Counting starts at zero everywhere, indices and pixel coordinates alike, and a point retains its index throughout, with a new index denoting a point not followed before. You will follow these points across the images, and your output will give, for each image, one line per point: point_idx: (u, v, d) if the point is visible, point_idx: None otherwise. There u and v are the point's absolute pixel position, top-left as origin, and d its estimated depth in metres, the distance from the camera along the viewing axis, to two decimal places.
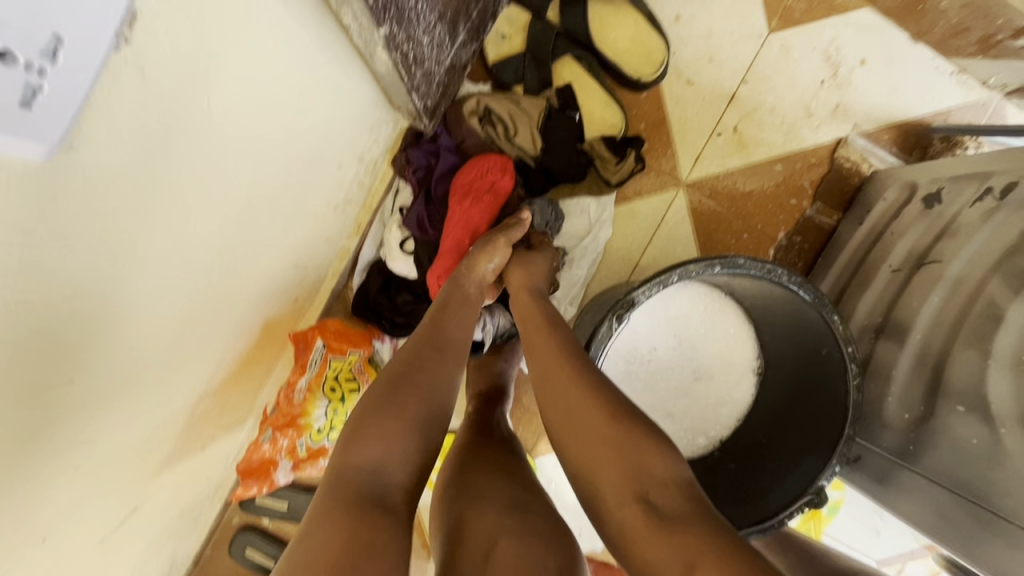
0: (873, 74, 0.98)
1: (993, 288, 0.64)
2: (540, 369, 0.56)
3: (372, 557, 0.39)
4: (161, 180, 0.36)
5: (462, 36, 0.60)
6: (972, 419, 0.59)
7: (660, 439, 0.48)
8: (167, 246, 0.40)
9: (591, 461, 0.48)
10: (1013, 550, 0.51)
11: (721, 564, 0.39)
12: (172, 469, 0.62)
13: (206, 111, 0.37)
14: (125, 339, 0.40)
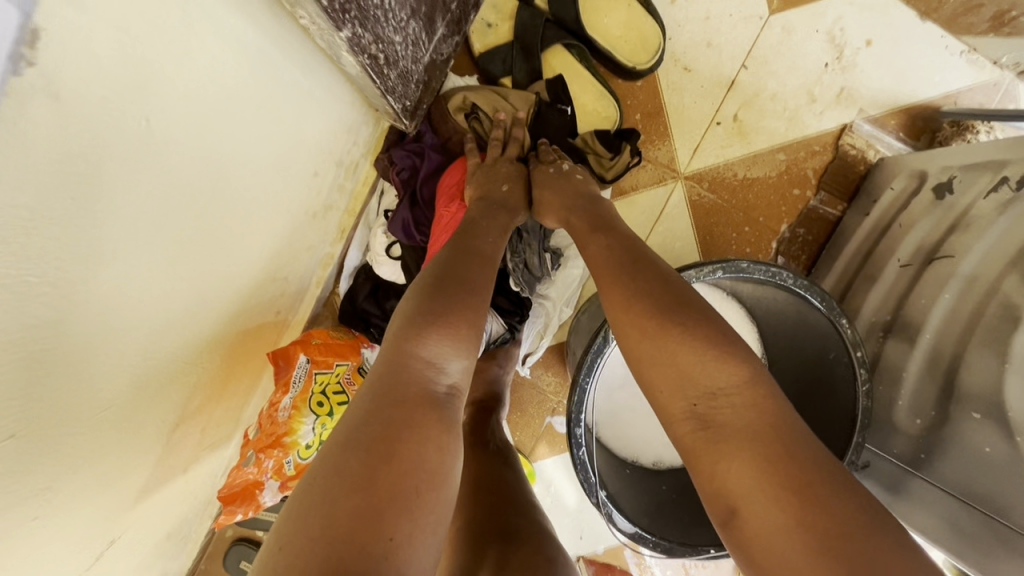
0: (879, 55, 0.94)
1: (1009, 287, 0.61)
2: (606, 279, 0.54)
3: (404, 474, 0.37)
4: (101, 209, 0.33)
5: (439, 30, 0.55)
6: (986, 427, 0.56)
7: (740, 356, 0.45)
8: (117, 278, 0.37)
9: (656, 371, 0.46)
10: None
11: (809, 488, 0.37)
12: (152, 495, 0.60)
13: (147, 134, 0.34)
14: (77, 381, 0.37)
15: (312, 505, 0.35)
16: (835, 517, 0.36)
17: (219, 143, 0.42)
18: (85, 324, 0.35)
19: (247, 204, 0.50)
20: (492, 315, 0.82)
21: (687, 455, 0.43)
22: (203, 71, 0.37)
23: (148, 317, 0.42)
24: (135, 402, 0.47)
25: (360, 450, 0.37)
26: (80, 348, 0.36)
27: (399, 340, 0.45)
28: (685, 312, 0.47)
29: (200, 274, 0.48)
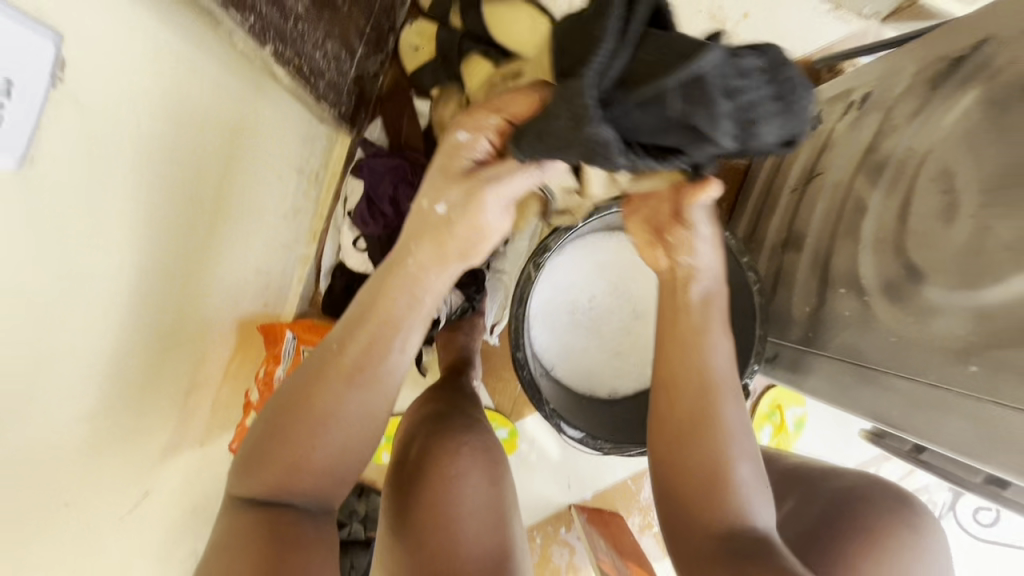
0: (757, 24, 1.08)
1: (859, 186, 0.73)
2: (667, 388, 0.60)
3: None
4: (113, 192, 0.46)
5: (360, 50, 0.71)
6: (849, 296, 0.68)
7: (763, 540, 0.53)
8: (122, 246, 0.50)
9: (691, 460, 0.57)
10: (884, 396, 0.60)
11: None
12: (176, 458, 0.72)
13: (137, 134, 0.47)
14: (99, 326, 0.50)
15: (240, 473, 0.53)
16: None
17: (197, 150, 0.56)
18: (104, 278, 0.49)
19: (225, 203, 0.64)
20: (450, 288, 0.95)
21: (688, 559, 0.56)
22: (181, 95, 0.51)
23: (150, 284, 0.56)
24: (150, 360, 0.60)
25: (259, 455, 0.53)
26: (101, 298, 0.49)
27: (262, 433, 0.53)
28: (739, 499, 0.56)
29: (189, 255, 0.61)
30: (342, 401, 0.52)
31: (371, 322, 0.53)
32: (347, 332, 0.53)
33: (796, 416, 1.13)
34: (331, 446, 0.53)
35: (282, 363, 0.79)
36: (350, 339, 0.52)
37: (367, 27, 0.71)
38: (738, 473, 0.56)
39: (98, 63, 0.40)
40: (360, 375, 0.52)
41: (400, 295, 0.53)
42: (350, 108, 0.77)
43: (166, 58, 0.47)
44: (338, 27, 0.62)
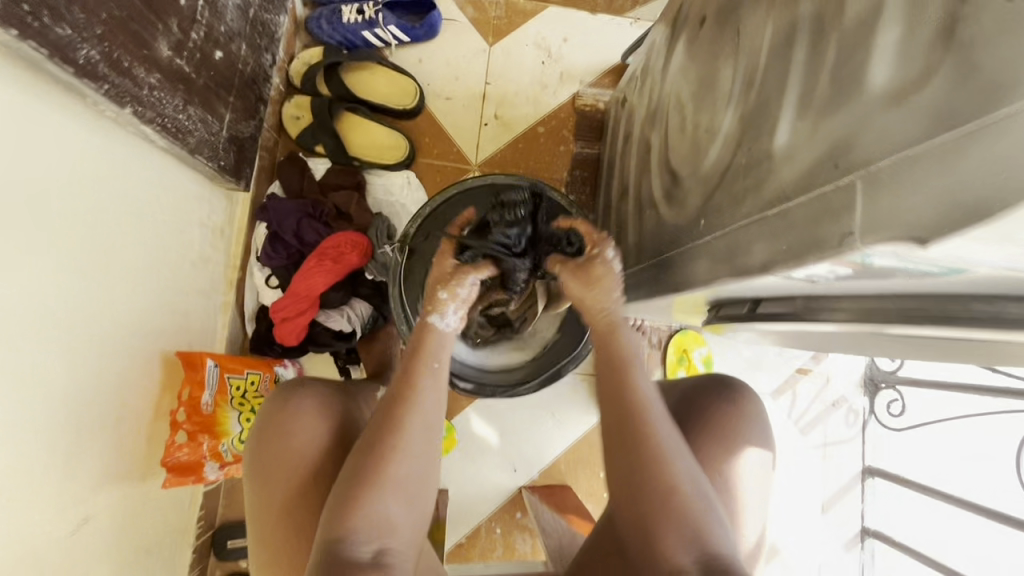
0: (576, 44, 1.30)
1: (646, 132, 0.90)
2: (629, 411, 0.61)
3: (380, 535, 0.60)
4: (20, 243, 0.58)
5: (227, 114, 0.88)
6: (651, 214, 0.82)
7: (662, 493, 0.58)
8: (35, 291, 0.61)
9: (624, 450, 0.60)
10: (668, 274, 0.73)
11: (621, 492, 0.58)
12: (112, 488, 0.79)
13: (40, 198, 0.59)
14: (25, 356, 0.60)
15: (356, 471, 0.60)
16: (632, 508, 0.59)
17: (90, 200, 0.68)
18: (25, 309, 0.59)
19: (123, 250, 0.77)
20: (359, 302, 1.07)
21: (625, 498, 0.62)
22: (72, 155, 0.63)
23: (63, 317, 0.66)
24: (71, 386, 0.69)
25: (349, 490, 0.58)
26: (26, 325, 0.60)
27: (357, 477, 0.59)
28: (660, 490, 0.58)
29: (96, 297, 0.72)
30: (401, 455, 0.61)
31: (408, 377, 0.66)
32: (376, 425, 0.63)
33: (702, 356, 1.25)
34: (396, 493, 0.59)
35: (207, 388, 0.89)
36: (399, 397, 0.65)
37: (232, 97, 0.89)
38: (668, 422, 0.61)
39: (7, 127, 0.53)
40: (382, 466, 0.60)
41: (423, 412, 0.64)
42: (231, 164, 0.93)
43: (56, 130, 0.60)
44: (198, 96, 0.79)
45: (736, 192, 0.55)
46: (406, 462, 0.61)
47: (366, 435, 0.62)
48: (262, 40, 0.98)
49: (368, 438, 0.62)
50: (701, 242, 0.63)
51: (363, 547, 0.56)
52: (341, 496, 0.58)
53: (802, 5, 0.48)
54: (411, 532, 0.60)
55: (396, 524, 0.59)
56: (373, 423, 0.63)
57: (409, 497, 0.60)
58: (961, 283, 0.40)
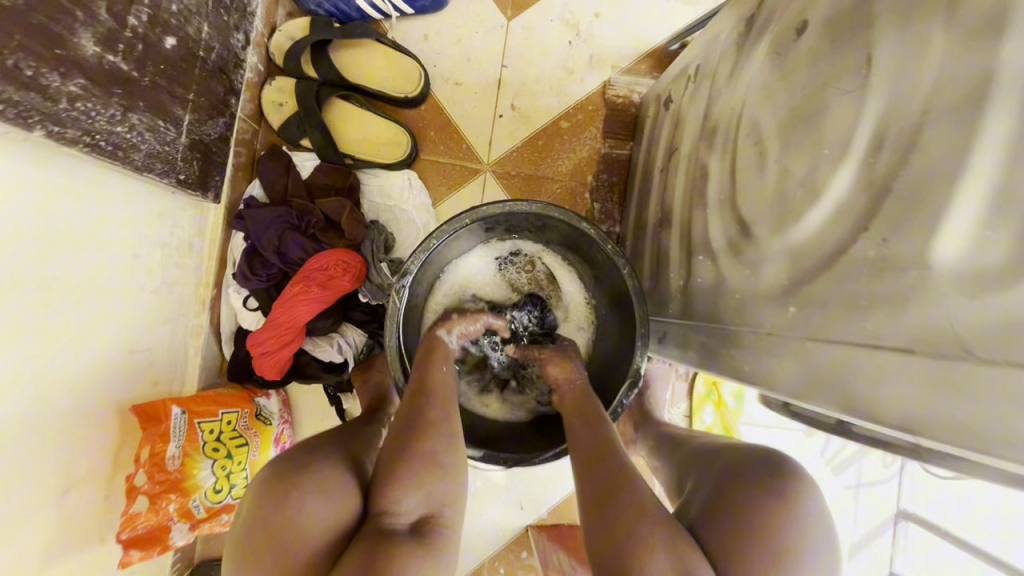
0: (610, 20, 1.10)
1: (701, 153, 0.74)
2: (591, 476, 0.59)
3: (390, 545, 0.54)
4: None
5: (187, 116, 0.71)
6: (705, 262, 0.67)
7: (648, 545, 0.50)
8: None
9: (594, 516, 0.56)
10: (728, 350, 0.59)
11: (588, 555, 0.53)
12: (64, 564, 0.69)
13: None
14: None
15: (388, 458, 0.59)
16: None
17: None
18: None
19: (57, 294, 0.62)
20: (350, 330, 0.94)
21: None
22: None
23: None
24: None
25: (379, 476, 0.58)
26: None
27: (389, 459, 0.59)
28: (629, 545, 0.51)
29: (24, 357, 0.59)
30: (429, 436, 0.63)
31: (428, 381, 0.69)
32: (405, 413, 0.65)
33: (733, 389, 1.12)
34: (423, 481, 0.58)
35: (173, 440, 0.76)
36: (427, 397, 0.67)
37: (193, 94, 0.72)
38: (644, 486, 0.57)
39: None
40: (409, 462, 0.59)
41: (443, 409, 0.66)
42: (195, 173, 0.77)
43: None
44: (144, 100, 0.62)
45: (856, 293, 0.41)
46: (432, 449, 0.61)
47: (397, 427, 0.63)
48: (231, 16, 0.79)
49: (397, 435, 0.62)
50: (789, 337, 0.48)
51: (403, 518, 0.55)
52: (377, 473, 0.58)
53: (1009, 52, 0.32)
54: (443, 528, 0.57)
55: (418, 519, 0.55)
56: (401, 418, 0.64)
57: (434, 497, 0.58)
58: None
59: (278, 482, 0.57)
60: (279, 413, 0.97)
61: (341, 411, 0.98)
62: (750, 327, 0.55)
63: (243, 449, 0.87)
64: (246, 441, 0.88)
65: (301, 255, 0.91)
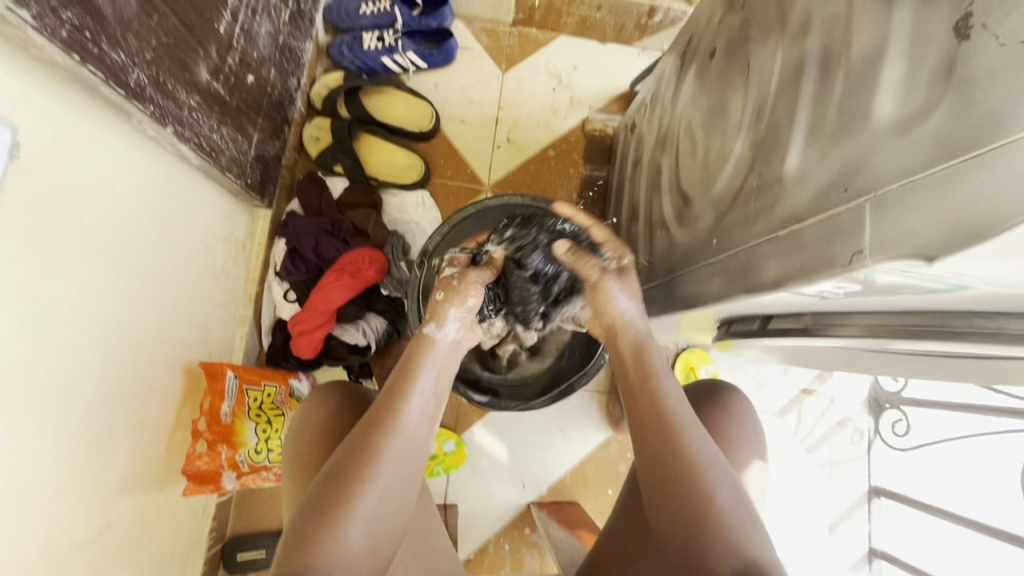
0: (586, 71, 1.35)
1: (657, 156, 0.94)
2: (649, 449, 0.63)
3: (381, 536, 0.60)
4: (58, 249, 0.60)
5: (255, 134, 0.92)
6: (661, 234, 0.85)
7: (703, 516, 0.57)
8: (68, 295, 0.63)
9: (653, 477, 0.62)
10: (677, 291, 0.76)
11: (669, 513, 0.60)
12: (131, 497, 0.81)
13: (76, 209, 0.62)
14: (57, 361, 0.63)
15: (344, 460, 0.60)
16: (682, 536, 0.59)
17: (122, 214, 0.71)
18: (58, 315, 0.62)
19: (152, 263, 0.80)
20: (373, 318, 1.10)
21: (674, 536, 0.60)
22: (106, 169, 0.67)
23: (92, 324, 0.68)
24: (98, 392, 0.71)
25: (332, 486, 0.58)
26: (57, 331, 0.62)
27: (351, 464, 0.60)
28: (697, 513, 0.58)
29: (127, 305, 0.75)
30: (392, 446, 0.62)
31: (395, 403, 0.65)
32: (371, 415, 0.64)
33: (709, 374, 1.26)
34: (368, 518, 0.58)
35: (227, 399, 0.91)
36: (382, 424, 0.63)
37: (260, 119, 0.94)
38: (687, 451, 0.60)
39: (50, 140, 0.56)
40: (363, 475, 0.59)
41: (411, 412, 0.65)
42: (255, 181, 0.97)
43: (98, 144, 0.64)
44: (230, 117, 0.83)
45: (749, 212, 0.59)
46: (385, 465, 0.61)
47: (340, 457, 0.61)
48: (289, 65, 1.03)
49: (337, 475, 0.59)
50: (714, 260, 0.65)
51: (351, 548, 0.56)
52: (302, 523, 0.56)
53: (810, 43, 0.52)
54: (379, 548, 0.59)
55: (360, 555, 0.57)
56: (347, 448, 0.61)
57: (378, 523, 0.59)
58: (942, 302, 0.44)
59: (299, 437, 0.74)
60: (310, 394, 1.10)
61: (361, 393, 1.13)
62: (691, 265, 0.72)
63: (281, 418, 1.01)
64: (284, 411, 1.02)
65: (334, 253, 1.09)
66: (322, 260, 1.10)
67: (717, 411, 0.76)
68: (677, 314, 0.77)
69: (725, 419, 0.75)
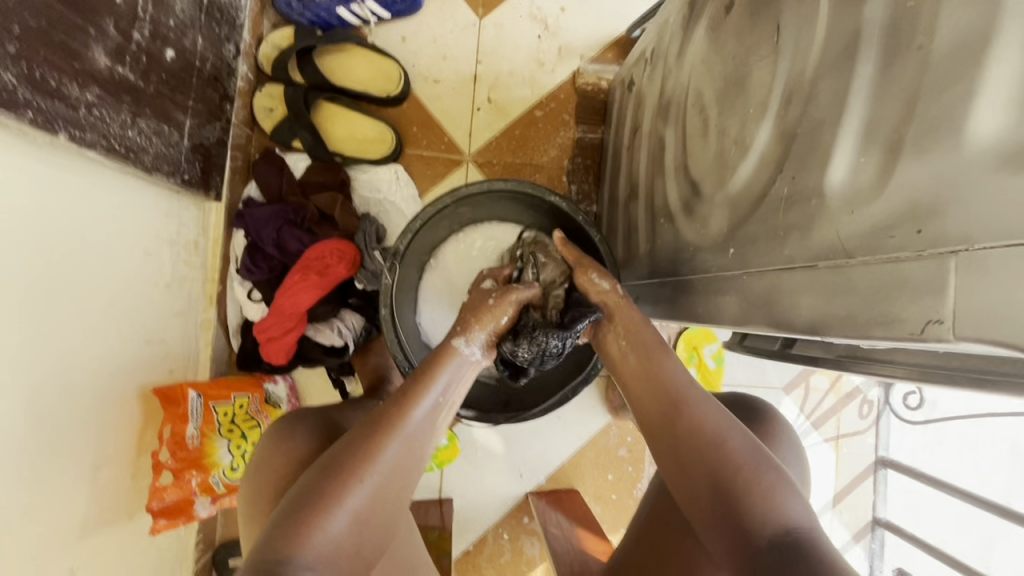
0: (574, 13, 1.17)
1: (659, 126, 0.81)
2: (665, 421, 0.62)
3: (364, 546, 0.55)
4: None
5: (187, 121, 0.79)
6: (666, 224, 0.74)
7: (739, 490, 0.54)
8: None
9: (687, 457, 0.59)
10: (685, 297, 0.67)
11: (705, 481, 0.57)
12: (98, 536, 0.75)
13: None
14: None
15: (335, 455, 0.56)
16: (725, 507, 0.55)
17: (31, 239, 0.60)
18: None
19: (83, 286, 0.69)
20: (348, 314, 1.00)
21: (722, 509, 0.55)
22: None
23: (14, 373, 0.59)
24: (37, 442, 0.63)
25: (322, 482, 0.53)
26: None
27: (346, 461, 0.55)
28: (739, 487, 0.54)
29: (57, 339, 0.65)
30: (391, 446, 0.57)
31: (405, 403, 0.60)
32: (374, 415, 0.60)
33: (712, 352, 1.19)
34: (357, 513, 0.54)
35: (191, 421, 0.84)
36: (388, 424, 0.58)
37: (192, 101, 0.79)
38: (730, 440, 0.57)
39: None
40: (354, 472, 0.54)
41: (420, 415, 0.61)
42: (196, 174, 0.84)
43: None
44: (149, 106, 0.70)
45: (776, 226, 0.48)
46: (384, 461, 0.56)
47: (339, 446, 0.57)
48: (221, 29, 0.86)
49: (335, 459, 0.55)
50: (730, 274, 0.55)
51: (326, 547, 0.51)
52: (293, 510, 0.52)
53: (870, 10, 0.39)
54: (357, 550, 0.54)
55: (342, 552, 0.53)
56: (349, 438, 0.58)
57: (364, 530, 0.55)
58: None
59: (277, 455, 0.65)
60: (287, 398, 1.03)
61: (344, 394, 1.05)
62: (702, 272, 0.61)
63: (256, 431, 0.94)
64: (259, 422, 0.95)
65: (298, 247, 0.98)
66: (284, 255, 0.98)
67: (757, 434, 0.67)
68: (684, 321, 0.68)
69: (763, 437, 0.67)
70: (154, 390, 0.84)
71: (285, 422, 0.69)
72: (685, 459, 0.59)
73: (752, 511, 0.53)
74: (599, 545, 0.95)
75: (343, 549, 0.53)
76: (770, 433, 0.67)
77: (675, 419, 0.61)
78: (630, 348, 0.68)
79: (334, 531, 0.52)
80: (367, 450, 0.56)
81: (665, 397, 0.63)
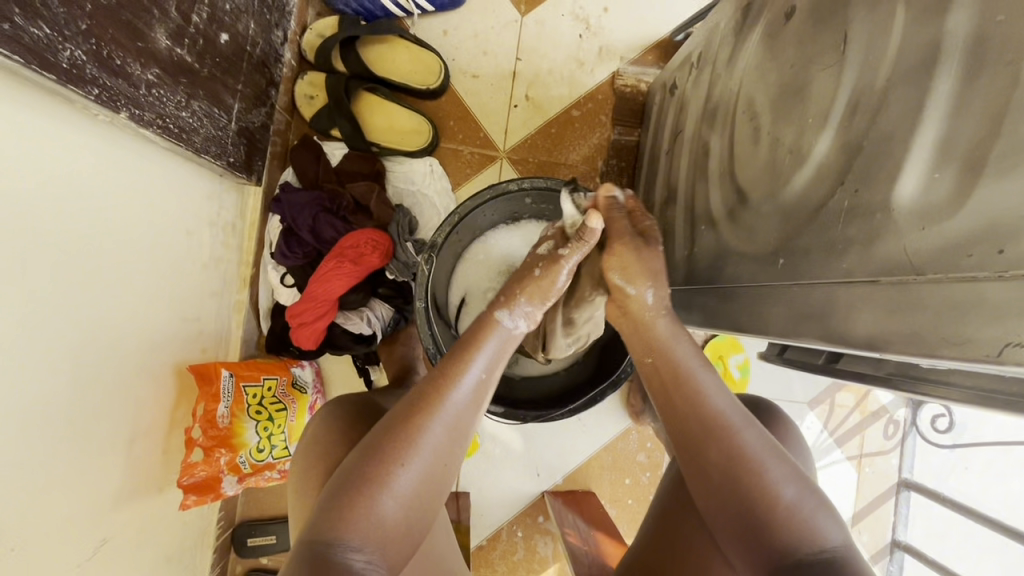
0: (617, 14, 1.16)
1: (704, 131, 0.80)
2: (692, 443, 0.58)
3: (410, 532, 0.55)
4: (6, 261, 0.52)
5: (236, 105, 0.80)
6: (707, 230, 0.74)
7: (782, 518, 0.51)
8: (27, 311, 0.55)
9: (719, 487, 0.55)
10: (725, 305, 0.66)
11: (739, 510, 0.54)
12: (129, 507, 0.76)
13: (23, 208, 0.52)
14: (21, 388, 0.56)
15: (377, 434, 0.55)
16: (763, 540, 0.52)
17: (86, 211, 0.61)
18: (11, 345, 0.54)
19: (129, 263, 0.70)
20: (378, 304, 1.01)
21: (756, 540, 0.52)
22: (55, 167, 0.56)
23: (62, 343, 0.61)
24: (81, 410, 0.65)
25: (366, 461, 0.53)
26: (10, 363, 0.54)
27: (385, 439, 0.55)
28: (783, 519, 0.51)
29: (103, 312, 0.67)
30: (431, 423, 0.56)
31: (446, 380, 0.59)
32: (417, 389, 0.59)
33: (738, 362, 1.18)
34: (405, 494, 0.54)
35: (222, 400, 0.86)
36: (430, 400, 0.57)
37: (240, 85, 0.80)
38: (766, 474, 0.53)
39: None
40: (397, 449, 0.54)
41: (463, 386, 0.59)
42: (240, 158, 0.85)
43: (43, 134, 0.54)
44: (202, 89, 0.71)
45: (833, 239, 0.47)
46: (427, 438, 0.56)
47: (380, 426, 0.56)
48: (270, 15, 0.88)
49: (378, 441, 0.55)
50: (779, 285, 0.54)
51: (373, 531, 0.51)
52: (337, 492, 0.52)
53: (953, 21, 0.38)
54: (405, 535, 0.54)
55: (391, 533, 0.53)
56: (391, 418, 0.57)
57: (411, 512, 0.54)
58: None
59: (319, 444, 0.65)
60: (313, 383, 1.04)
61: (369, 382, 1.06)
62: (747, 281, 0.60)
63: (283, 414, 0.96)
64: (286, 406, 0.97)
65: (333, 234, 0.99)
66: (316, 242, 0.99)
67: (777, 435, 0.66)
68: (723, 328, 0.67)
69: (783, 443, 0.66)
70: (188, 367, 0.86)
71: (327, 409, 0.69)
72: (716, 485, 0.56)
73: (779, 533, 0.51)
74: (617, 550, 0.95)
75: (390, 532, 0.53)
76: (789, 434, 0.67)
77: (704, 440, 0.57)
78: (658, 364, 0.64)
79: (382, 512, 0.52)
80: (407, 428, 0.55)
81: (697, 418, 0.59)
